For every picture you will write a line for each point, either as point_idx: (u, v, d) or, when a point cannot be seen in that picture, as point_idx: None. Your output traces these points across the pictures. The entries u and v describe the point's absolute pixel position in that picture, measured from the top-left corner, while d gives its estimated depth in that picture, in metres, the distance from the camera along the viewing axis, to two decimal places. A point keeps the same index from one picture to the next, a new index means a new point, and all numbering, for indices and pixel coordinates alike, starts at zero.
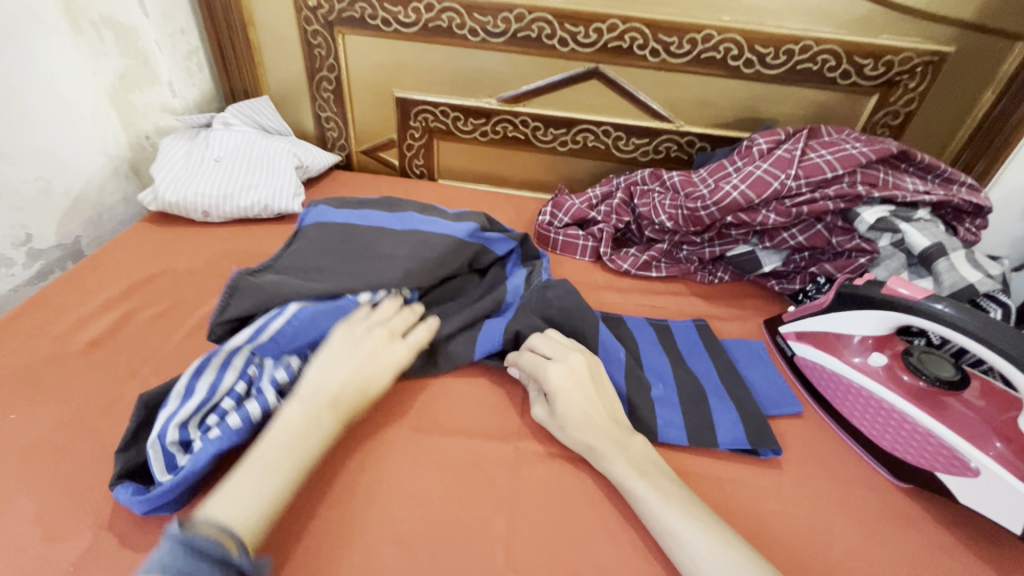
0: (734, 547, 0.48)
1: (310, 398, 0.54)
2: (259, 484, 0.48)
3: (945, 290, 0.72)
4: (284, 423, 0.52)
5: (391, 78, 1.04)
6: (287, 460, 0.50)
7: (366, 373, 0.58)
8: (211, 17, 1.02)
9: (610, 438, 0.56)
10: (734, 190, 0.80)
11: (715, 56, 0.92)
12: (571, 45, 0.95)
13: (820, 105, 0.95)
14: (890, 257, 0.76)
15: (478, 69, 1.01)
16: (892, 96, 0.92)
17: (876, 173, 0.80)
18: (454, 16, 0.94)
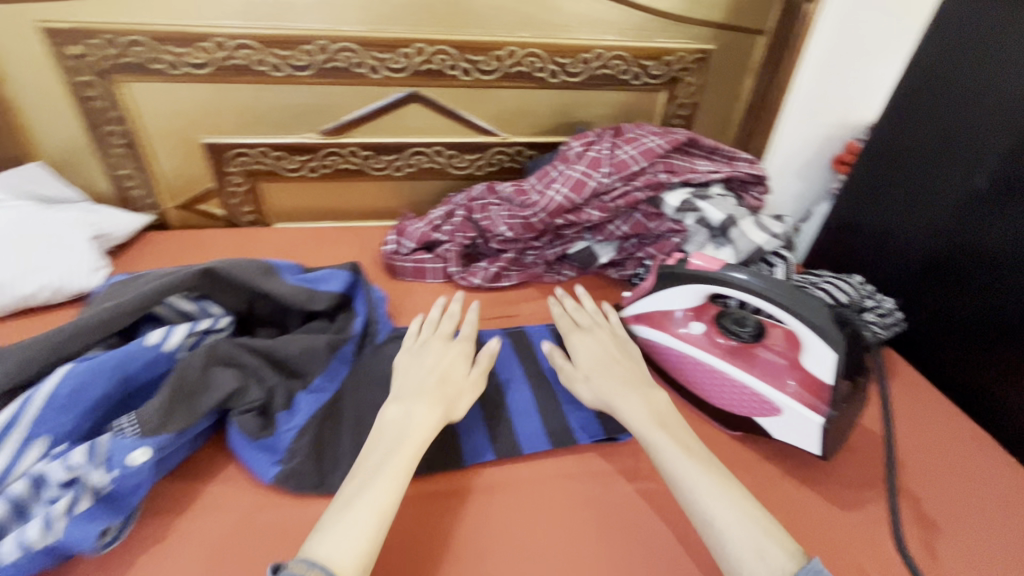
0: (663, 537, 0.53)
1: (430, 395, 0.65)
2: (364, 525, 0.52)
3: (742, 256, 0.82)
4: (369, 455, 0.59)
5: (195, 125, 0.95)
6: (385, 483, 0.56)
7: (418, 380, 0.68)
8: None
9: (635, 388, 0.68)
10: (558, 195, 0.86)
11: (522, 70, 0.97)
12: (383, 71, 0.94)
13: (623, 104, 1.05)
14: (696, 233, 0.86)
15: (293, 104, 0.96)
16: (677, 91, 1.05)
17: (674, 160, 0.89)
18: (251, 52, 0.88)
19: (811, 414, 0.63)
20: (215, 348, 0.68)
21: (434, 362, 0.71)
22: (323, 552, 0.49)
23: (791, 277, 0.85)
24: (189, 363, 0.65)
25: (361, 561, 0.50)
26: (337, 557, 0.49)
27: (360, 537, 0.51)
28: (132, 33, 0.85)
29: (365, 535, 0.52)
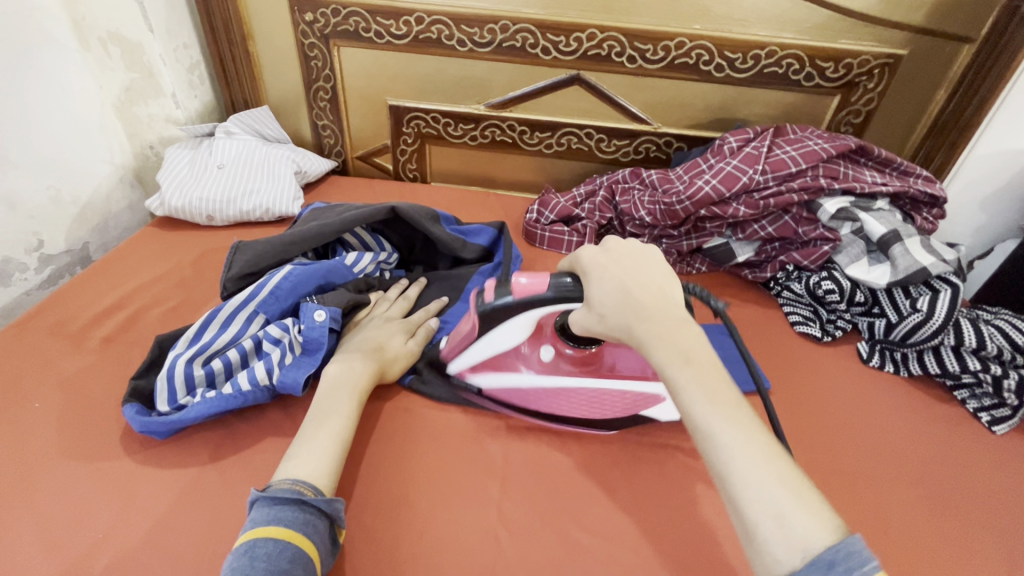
0: (807, 492, 0.43)
1: (672, 337, 0.50)
2: (784, 511, 0.41)
3: (900, 273, 0.78)
4: (692, 401, 0.46)
5: (621, 110, 1.07)
6: (749, 427, 0.45)
7: (670, 312, 0.52)
8: (448, 55, 1.05)
9: (714, 384, 0.47)
10: (923, 219, 0.87)
11: (959, 77, 0.94)
12: (817, 79, 0.97)
13: (965, 115, 0.95)
14: (936, 260, 0.78)
15: (714, 100, 1.03)
16: (966, 101, 0.94)
17: (913, 190, 0.86)
18: (703, 53, 0.97)
19: None
20: (368, 340, 0.68)
21: (620, 263, 0.56)
22: (802, 536, 0.40)
23: (961, 304, 0.74)
24: (359, 350, 0.66)
25: (793, 530, 0.40)
26: (810, 532, 0.40)
27: (777, 503, 0.41)
28: (612, 29, 0.97)
29: (784, 521, 0.41)
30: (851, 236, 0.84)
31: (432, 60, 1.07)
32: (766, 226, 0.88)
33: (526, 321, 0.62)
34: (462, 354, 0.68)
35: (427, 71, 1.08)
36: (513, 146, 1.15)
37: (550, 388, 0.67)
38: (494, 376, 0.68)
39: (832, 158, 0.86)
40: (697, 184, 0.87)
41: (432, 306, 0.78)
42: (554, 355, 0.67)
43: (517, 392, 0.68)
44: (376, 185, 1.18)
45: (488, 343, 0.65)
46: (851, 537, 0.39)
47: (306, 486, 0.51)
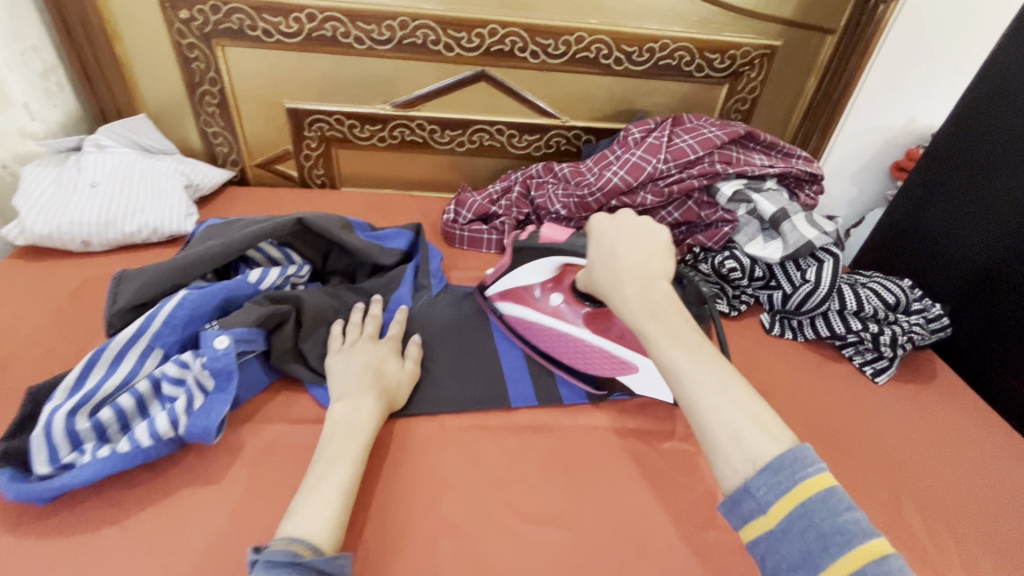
0: (764, 415, 0.49)
1: (651, 301, 0.57)
2: (740, 429, 0.48)
3: (790, 247, 0.85)
4: (661, 349, 0.54)
5: (529, 105, 1.07)
6: (716, 366, 0.52)
7: (654, 279, 0.60)
8: (346, 53, 1.00)
9: (680, 332, 0.54)
10: (806, 197, 0.96)
11: (826, 65, 1.04)
12: (707, 70, 1.03)
13: (833, 98, 1.05)
14: (818, 235, 0.86)
15: (617, 92, 1.07)
16: (832, 85, 1.04)
17: (795, 169, 0.94)
18: (602, 47, 1.00)
19: None
20: (365, 373, 0.66)
21: (615, 237, 0.65)
22: (753, 451, 0.47)
23: (841, 272, 0.83)
24: (359, 387, 0.64)
25: (751, 450, 0.47)
26: (763, 448, 0.47)
27: (729, 422, 0.48)
28: (513, 25, 0.97)
29: (737, 438, 0.47)
30: (747, 216, 0.89)
31: (329, 60, 1.01)
32: (672, 212, 0.92)
33: (549, 264, 0.74)
34: (499, 280, 0.80)
35: (325, 71, 1.02)
36: (425, 145, 1.12)
37: (554, 330, 0.75)
38: (514, 308, 0.79)
39: (725, 144, 0.92)
40: (605, 176, 0.90)
41: (400, 318, 0.77)
42: (563, 302, 0.75)
43: (529, 326, 0.77)
44: (281, 193, 1.11)
45: (515, 276, 0.78)
46: (800, 448, 0.46)
47: (305, 546, 0.48)
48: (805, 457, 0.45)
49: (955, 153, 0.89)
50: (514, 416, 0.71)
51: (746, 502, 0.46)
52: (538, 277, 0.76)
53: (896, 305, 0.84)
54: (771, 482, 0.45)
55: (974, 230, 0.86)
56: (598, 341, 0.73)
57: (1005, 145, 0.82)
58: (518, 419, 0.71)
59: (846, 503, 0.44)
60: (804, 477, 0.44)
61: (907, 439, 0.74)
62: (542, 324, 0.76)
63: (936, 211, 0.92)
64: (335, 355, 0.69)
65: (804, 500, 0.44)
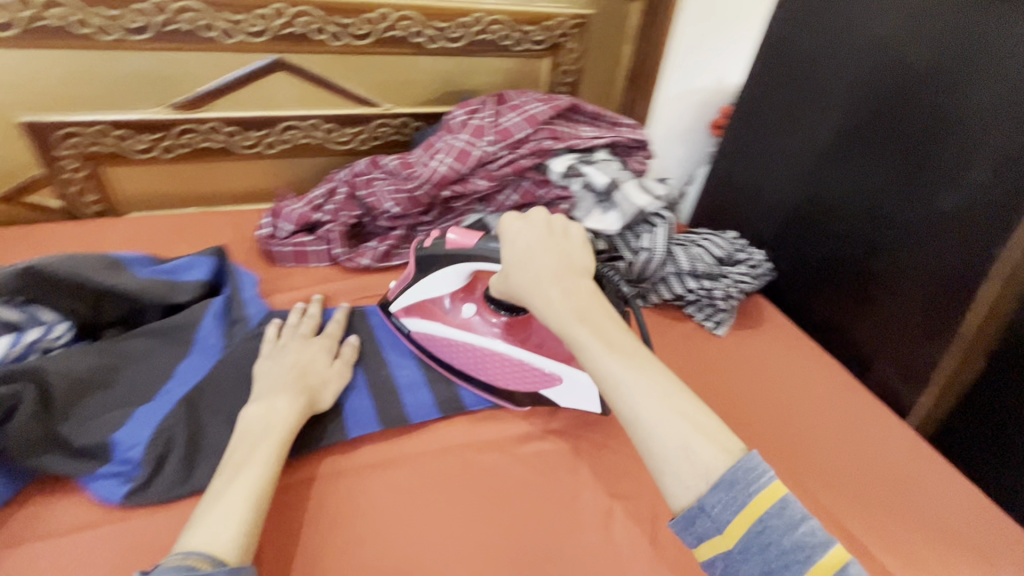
0: (708, 419, 0.45)
1: (579, 304, 0.51)
2: (688, 441, 0.44)
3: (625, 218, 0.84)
4: (596, 359, 0.48)
5: (342, 94, 0.96)
6: (659, 373, 0.48)
7: (574, 274, 0.54)
8: (89, 48, 0.80)
9: (611, 339, 0.49)
10: (636, 162, 0.97)
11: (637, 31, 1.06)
12: (526, 43, 1.00)
13: (649, 63, 1.08)
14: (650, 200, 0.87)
15: (437, 73, 0.99)
16: (646, 51, 1.06)
17: (621, 137, 0.94)
18: (410, 24, 0.91)
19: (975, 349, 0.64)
20: (288, 371, 0.63)
21: (531, 231, 0.57)
22: (704, 463, 0.43)
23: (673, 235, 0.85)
24: (279, 386, 0.60)
25: (702, 466, 0.43)
26: (716, 459, 0.43)
27: (675, 435, 0.44)
28: (301, 3, 0.84)
29: (686, 450, 0.43)
30: (581, 190, 0.87)
31: (67, 58, 0.80)
32: (510, 195, 0.88)
33: (459, 273, 0.66)
34: (399, 296, 0.72)
35: (65, 71, 0.81)
36: (226, 151, 0.95)
37: (465, 344, 0.69)
38: (424, 323, 0.71)
39: (552, 119, 0.89)
40: (431, 165, 0.83)
41: (341, 317, 0.74)
42: (475, 313, 0.70)
43: (439, 341, 0.70)
44: (37, 231, 0.87)
45: (422, 289, 0.70)
46: (749, 456, 0.42)
47: (204, 557, 0.44)
48: (756, 466, 0.42)
49: (762, 106, 0.92)
50: (353, 456, 0.62)
51: (701, 520, 0.42)
52: (449, 287, 0.70)
53: (725, 258, 0.89)
54: (727, 498, 0.41)
55: (775, 178, 0.91)
56: (523, 354, 0.67)
57: (790, 98, 0.87)
58: (357, 458, 0.62)
59: (803, 515, 0.41)
60: (765, 484, 0.42)
61: (751, 384, 0.78)
62: (459, 339, 0.69)
63: (747, 172, 0.97)
64: (262, 356, 0.65)
65: (762, 510, 0.41)
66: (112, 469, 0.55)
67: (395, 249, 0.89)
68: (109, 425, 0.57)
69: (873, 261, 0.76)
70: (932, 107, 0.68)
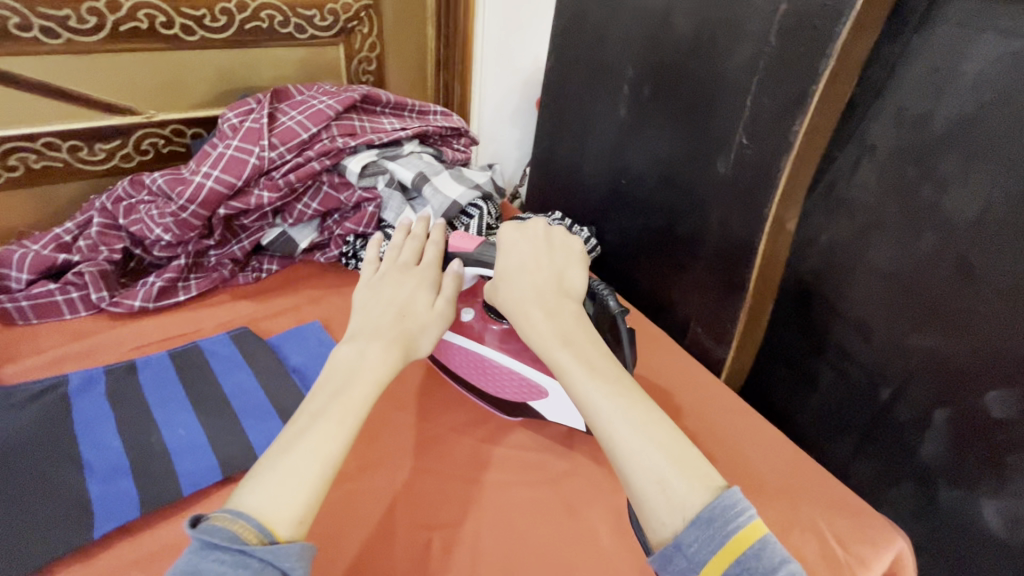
0: (686, 452, 0.43)
1: (561, 324, 0.52)
2: (665, 474, 0.41)
3: (438, 213, 0.80)
4: (578, 383, 0.47)
5: (82, 102, 0.79)
6: (641, 404, 0.46)
7: (557, 295, 0.54)
8: None
9: (590, 364, 0.48)
10: (454, 152, 0.92)
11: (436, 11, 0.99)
12: (310, 30, 0.89)
13: (455, 45, 1.02)
14: (463, 191, 0.82)
15: (207, 70, 0.85)
16: (450, 31, 1.01)
17: (430, 127, 0.88)
18: (154, 14, 0.77)
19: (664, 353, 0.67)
20: (385, 310, 0.54)
21: (528, 242, 0.58)
22: (682, 498, 0.40)
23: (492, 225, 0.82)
24: (374, 331, 0.52)
25: (685, 503, 0.40)
26: (691, 495, 0.40)
27: (651, 466, 0.42)
28: None
29: (663, 484, 0.41)
30: (388, 189, 0.80)
31: None
32: (310, 203, 0.79)
33: (467, 274, 0.62)
34: None
35: None
36: None
37: (462, 351, 0.63)
38: None
39: (343, 113, 0.80)
40: (194, 181, 0.71)
41: (439, 240, 0.61)
42: (473, 318, 0.65)
43: (441, 348, 0.65)
44: None
45: None
46: (728, 492, 0.40)
47: (253, 530, 0.36)
48: (736, 502, 0.39)
49: (563, 91, 0.93)
50: (100, 560, 0.49)
51: (677, 559, 0.39)
52: None
53: None
54: (704, 536, 0.38)
55: (587, 159, 0.92)
56: (509, 361, 0.61)
57: (588, 78, 0.88)
58: (105, 562, 0.49)
59: (784, 556, 0.38)
60: (740, 518, 0.38)
61: None
62: (452, 344, 0.64)
63: (565, 152, 0.97)
64: (361, 289, 0.57)
65: (745, 552, 0.37)
66: None
67: (177, 283, 0.75)
68: None
69: (676, 229, 0.78)
70: (694, 78, 0.71)
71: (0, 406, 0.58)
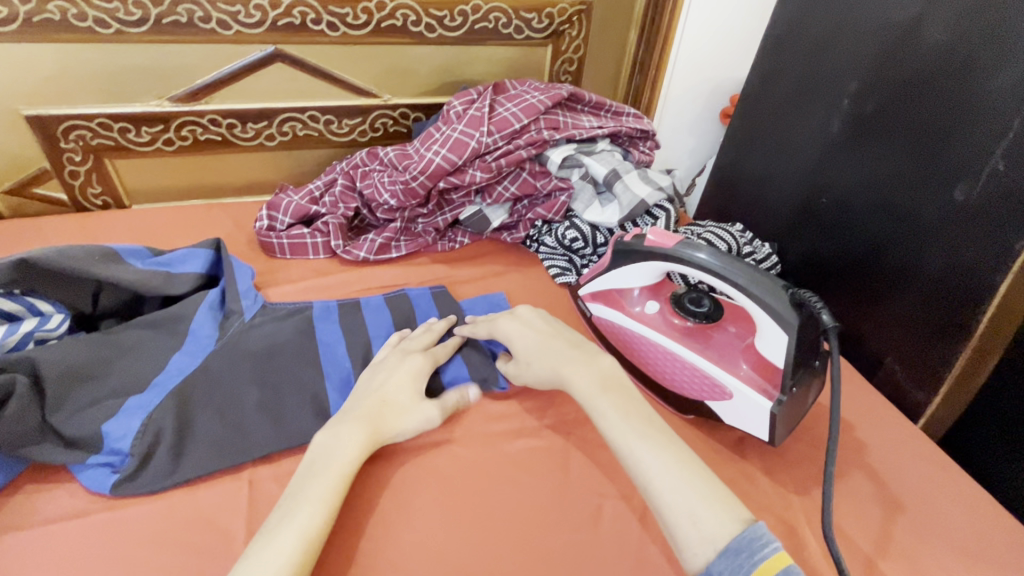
0: (719, 491, 0.48)
1: (592, 383, 0.57)
2: (695, 509, 0.46)
3: (626, 208, 0.83)
4: (626, 433, 0.52)
5: (342, 85, 0.95)
6: (671, 448, 0.51)
7: (554, 359, 0.61)
8: (91, 41, 0.81)
9: (639, 415, 0.54)
10: (640, 153, 0.94)
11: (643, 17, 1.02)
12: (527, 31, 0.97)
13: (654, 51, 1.05)
14: (651, 192, 0.85)
15: (436, 63, 0.98)
16: (651, 38, 1.03)
17: (624, 127, 0.92)
18: (408, 13, 0.90)
19: (766, 408, 0.58)
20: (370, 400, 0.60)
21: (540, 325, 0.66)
22: (711, 531, 0.45)
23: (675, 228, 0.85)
24: (355, 415, 0.59)
25: (716, 536, 0.45)
26: (719, 528, 0.45)
27: (683, 502, 0.47)
28: None
29: (694, 518, 0.46)
30: (581, 181, 0.86)
31: (67, 54, 0.81)
32: (509, 186, 0.87)
33: (655, 267, 0.67)
34: (592, 281, 0.75)
35: (69, 65, 0.82)
36: (227, 144, 0.95)
37: (641, 338, 0.68)
38: (607, 310, 0.73)
39: (551, 108, 0.87)
40: (426, 157, 0.82)
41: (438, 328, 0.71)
42: (658, 311, 0.69)
43: (618, 332, 0.71)
44: (46, 223, 0.89)
45: (615, 276, 0.71)
46: (753, 527, 0.44)
47: None
48: (762, 535, 0.44)
49: (770, 92, 0.89)
50: None
51: None
52: (642, 280, 0.70)
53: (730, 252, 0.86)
54: (729, 561, 0.43)
55: (783, 167, 0.88)
56: (687, 354, 0.63)
57: (800, 83, 0.84)
58: None
59: None
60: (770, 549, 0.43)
61: None
62: (633, 330, 0.69)
63: (755, 160, 0.94)
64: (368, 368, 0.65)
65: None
66: (102, 459, 0.56)
67: (392, 242, 0.87)
68: (101, 414, 0.58)
69: (885, 257, 0.73)
70: (945, 93, 0.65)
71: (269, 315, 0.74)
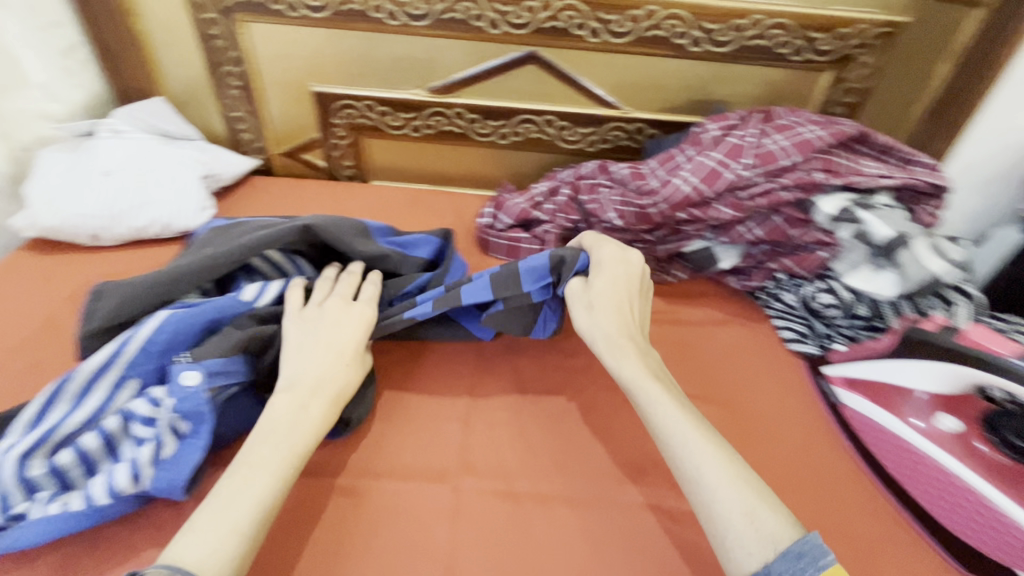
0: (770, 496, 0.46)
1: (624, 360, 0.57)
2: (754, 507, 0.44)
3: (910, 284, 0.68)
4: (662, 411, 0.51)
5: (586, 93, 0.92)
6: (722, 451, 0.48)
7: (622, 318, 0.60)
8: (377, 30, 0.88)
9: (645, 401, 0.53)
10: (930, 214, 0.75)
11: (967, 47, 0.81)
12: (807, 54, 0.84)
13: (966, 91, 0.84)
14: (946, 269, 0.68)
15: (690, 79, 0.90)
16: (969, 74, 0.83)
17: (916, 178, 0.74)
18: (677, 24, 0.83)
19: None
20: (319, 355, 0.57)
21: (602, 275, 0.63)
22: (771, 532, 0.43)
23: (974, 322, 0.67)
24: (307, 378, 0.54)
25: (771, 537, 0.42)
26: (776, 530, 0.43)
27: (737, 503, 0.45)
28: None
29: (752, 515, 0.44)
30: (852, 240, 0.71)
31: (356, 40, 0.90)
32: (753, 228, 0.76)
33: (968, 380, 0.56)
34: (856, 365, 0.65)
35: (355, 50, 0.90)
36: (464, 137, 0.99)
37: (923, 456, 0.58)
38: (871, 407, 0.62)
39: (829, 147, 0.74)
40: (672, 183, 0.75)
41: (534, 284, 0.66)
42: (953, 429, 0.59)
43: (883, 437, 0.60)
44: (307, 186, 1.01)
45: (897, 371, 0.60)
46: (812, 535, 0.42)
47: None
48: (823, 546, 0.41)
49: None
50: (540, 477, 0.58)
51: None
52: (937, 387, 0.58)
53: None
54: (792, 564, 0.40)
55: None
56: (1000, 500, 0.54)
57: None
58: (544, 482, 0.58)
59: None
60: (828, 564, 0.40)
61: None
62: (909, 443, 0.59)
63: None
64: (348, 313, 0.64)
65: None
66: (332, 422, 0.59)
67: None
68: None
69: None
70: None
71: None
